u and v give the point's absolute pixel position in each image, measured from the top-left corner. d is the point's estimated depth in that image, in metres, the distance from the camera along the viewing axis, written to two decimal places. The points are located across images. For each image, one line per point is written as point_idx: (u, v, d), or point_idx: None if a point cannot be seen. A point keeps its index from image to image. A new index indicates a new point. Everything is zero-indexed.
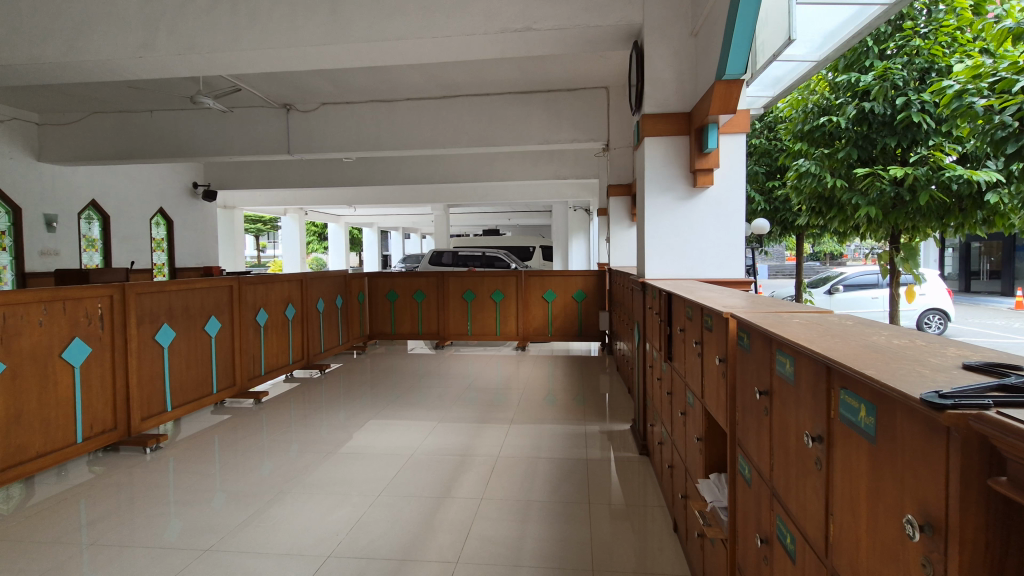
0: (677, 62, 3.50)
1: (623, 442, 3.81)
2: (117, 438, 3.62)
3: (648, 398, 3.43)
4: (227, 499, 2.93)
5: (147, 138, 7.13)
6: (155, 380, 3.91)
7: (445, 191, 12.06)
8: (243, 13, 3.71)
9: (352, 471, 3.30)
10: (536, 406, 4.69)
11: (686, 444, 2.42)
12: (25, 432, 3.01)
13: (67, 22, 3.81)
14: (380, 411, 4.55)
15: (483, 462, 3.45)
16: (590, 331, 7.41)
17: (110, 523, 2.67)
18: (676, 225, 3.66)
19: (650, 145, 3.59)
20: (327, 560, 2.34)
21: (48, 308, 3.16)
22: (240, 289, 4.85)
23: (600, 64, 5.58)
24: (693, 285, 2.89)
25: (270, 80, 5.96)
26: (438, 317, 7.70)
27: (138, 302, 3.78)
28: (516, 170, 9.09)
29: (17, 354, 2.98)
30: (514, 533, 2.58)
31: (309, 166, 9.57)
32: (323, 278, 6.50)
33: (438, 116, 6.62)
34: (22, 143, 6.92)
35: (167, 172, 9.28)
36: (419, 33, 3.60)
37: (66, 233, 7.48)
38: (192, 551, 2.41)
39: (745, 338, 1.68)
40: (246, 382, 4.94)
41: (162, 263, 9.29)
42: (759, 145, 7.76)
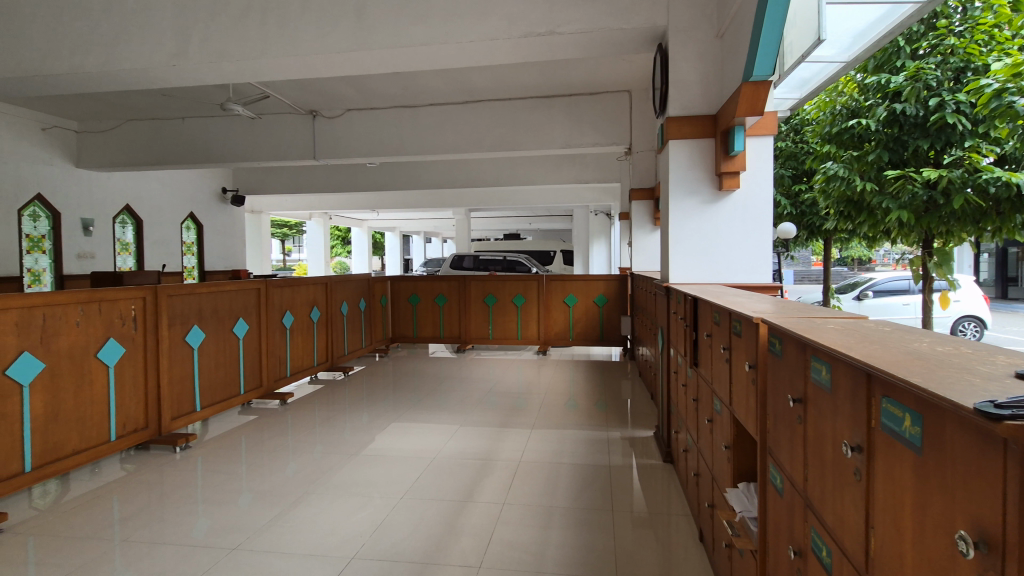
0: (701, 65, 3.46)
1: (645, 450, 3.76)
2: (148, 437, 3.70)
3: (673, 405, 3.38)
4: (253, 499, 2.97)
5: (179, 145, 7.34)
6: (185, 380, 4.00)
7: (466, 195, 12.13)
8: (272, 21, 3.79)
9: (374, 474, 3.32)
10: (557, 411, 4.66)
11: (713, 453, 2.37)
12: (62, 429, 3.11)
13: (103, 33, 3.94)
14: (402, 414, 4.58)
15: (505, 466, 3.43)
16: (612, 336, 7.35)
17: (140, 520, 2.73)
18: (702, 229, 3.60)
19: (674, 148, 3.54)
20: (351, 561, 2.36)
21: (84, 309, 3.26)
22: (267, 292, 4.94)
23: (622, 67, 5.54)
24: (720, 290, 2.83)
25: (297, 87, 6.08)
26: (460, 321, 7.70)
27: (170, 304, 3.87)
28: (538, 175, 9.08)
29: (55, 354, 3.08)
30: (537, 539, 2.56)
31: (334, 172, 9.73)
32: (348, 282, 6.57)
33: (461, 121, 6.68)
34: (62, 150, 7.19)
35: (198, 178, 9.53)
36: (442, 38, 3.63)
37: (101, 237, 7.73)
38: (220, 550, 2.45)
39: (777, 344, 1.64)
40: (272, 384, 5.02)
41: (192, 266, 9.54)
42: (786, 148, 7.62)
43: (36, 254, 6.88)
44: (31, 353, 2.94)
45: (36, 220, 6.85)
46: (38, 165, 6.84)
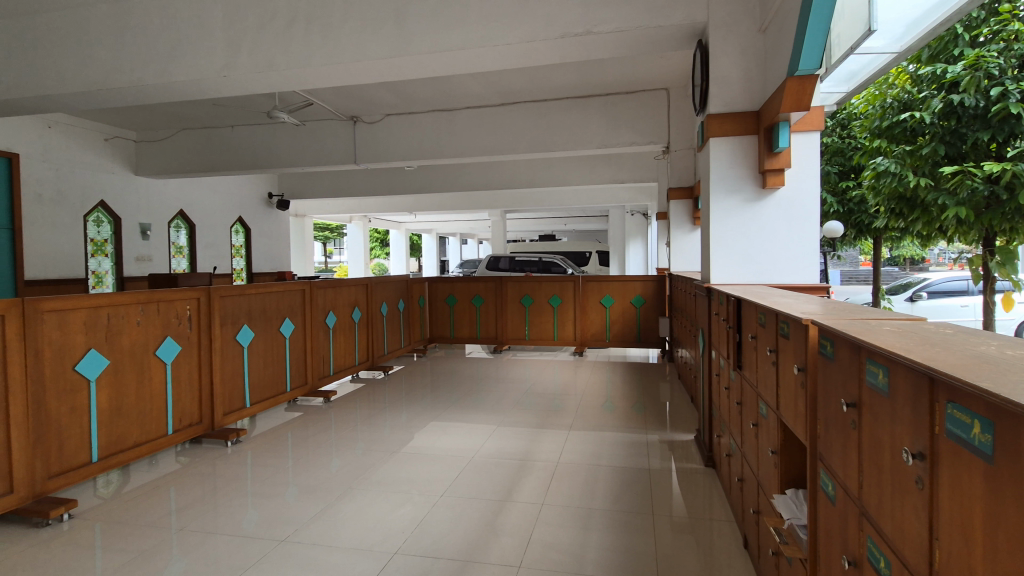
0: (743, 60, 3.38)
1: (686, 453, 3.68)
2: (203, 431, 3.88)
3: (715, 408, 3.31)
4: (299, 492, 3.08)
5: (229, 152, 7.66)
6: (235, 378, 4.17)
7: (502, 197, 12.19)
8: (316, 30, 3.91)
9: (414, 471, 3.38)
10: (594, 413, 4.62)
11: (758, 458, 2.30)
12: (125, 423, 3.30)
13: (159, 46, 4.14)
14: (441, 413, 4.64)
15: (543, 467, 3.43)
16: (650, 338, 7.25)
17: (196, 511, 2.86)
18: (745, 229, 3.51)
19: (715, 146, 3.46)
20: (393, 556, 2.40)
21: (144, 309, 3.44)
22: (311, 293, 5.11)
23: (660, 65, 5.46)
24: (765, 291, 2.77)
25: (338, 93, 6.26)
26: (496, 322, 7.74)
27: (221, 304, 4.04)
28: (573, 175, 9.05)
29: (118, 351, 3.26)
30: (576, 541, 2.55)
31: (374, 175, 9.96)
32: (387, 283, 6.70)
33: (497, 124, 6.73)
34: (123, 159, 7.62)
35: (246, 184, 9.92)
36: (480, 42, 3.67)
37: (157, 240, 8.15)
38: (270, 541, 2.54)
39: (828, 346, 1.58)
40: (317, 381, 5.18)
41: (240, 268, 9.95)
42: (832, 144, 7.35)
43: (100, 257, 7.31)
44: (97, 350, 3.13)
45: (99, 225, 7.29)
46: (101, 174, 7.27)
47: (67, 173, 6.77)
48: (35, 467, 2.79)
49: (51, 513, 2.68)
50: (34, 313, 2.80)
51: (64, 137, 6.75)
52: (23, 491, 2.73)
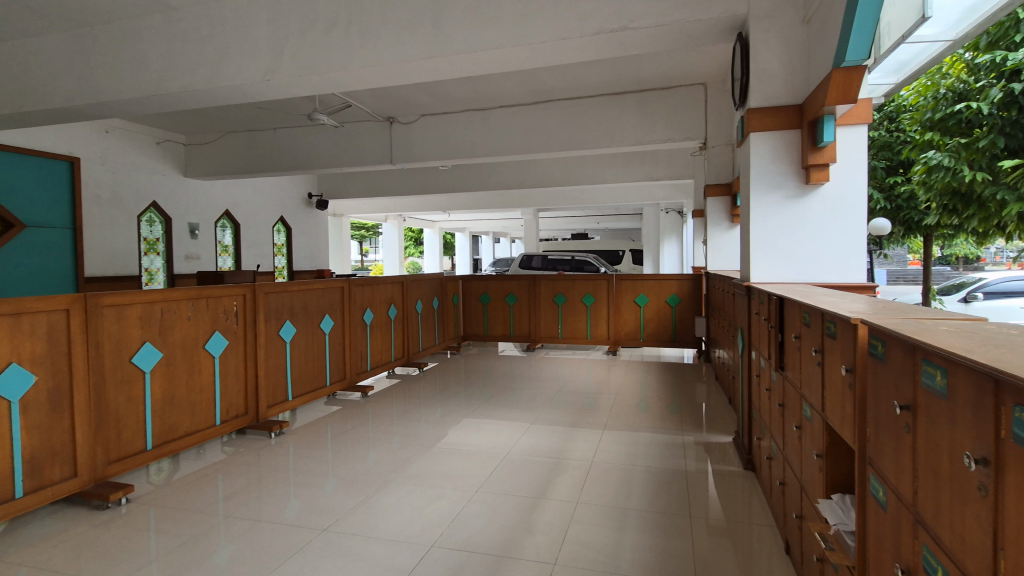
0: (786, 53, 3.29)
1: (723, 456, 3.61)
2: (248, 423, 4.03)
3: (754, 410, 3.23)
4: (339, 483, 3.16)
5: (271, 154, 7.91)
6: (279, 371, 4.32)
7: (535, 195, 12.18)
8: (355, 33, 4.00)
9: (449, 467, 3.42)
10: (628, 413, 4.58)
11: (802, 462, 2.24)
12: (177, 413, 3.46)
13: (207, 53, 4.30)
14: (474, 411, 4.66)
15: (578, 466, 3.42)
16: (685, 338, 7.13)
17: (242, 498, 2.97)
18: (787, 226, 3.41)
19: (755, 141, 3.37)
20: (431, 549, 2.45)
21: (194, 304, 3.60)
22: (349, 291, 5.23)
23: (698, 59, 5.36)
24: (810, 289, 2.68)
25: (376, 95, 6.38)
26: (530, 320, 7.75)
27: (266, 301, 4.19)
28: (607, 173, 8.96)
29: (171, 344, 3.42)
30: (611, 540, 2.53)
31: (409, 175, 10.11)
32: (422, 281, 6.79)
33: (531, 122, 6.72)
34: (173, 162, 7.96)
35: (287, 184, 10.23)
36: (515, 40, 3.67)
37: (205, 239, 8.50)
38: (312, 530, 2.62)
39: (879, 346, 1.53)
40: (354, 376, 5.30)
41: (282, 266, 10.27)
42: (878, 138, 7.07)
43: (152, 255, 7.67)
44: (152, 343, 3.29)
45: (151, 225, 7.65)
46: (153, 176, 7.62)
47: (122, 175, 7.13)
48: (96, 453, 2.95)
49: (111, 497, 2.84)
50: (95, 307, 2.96)
51: (119, 142, 7.10)
52: (85, 475, 2.90)
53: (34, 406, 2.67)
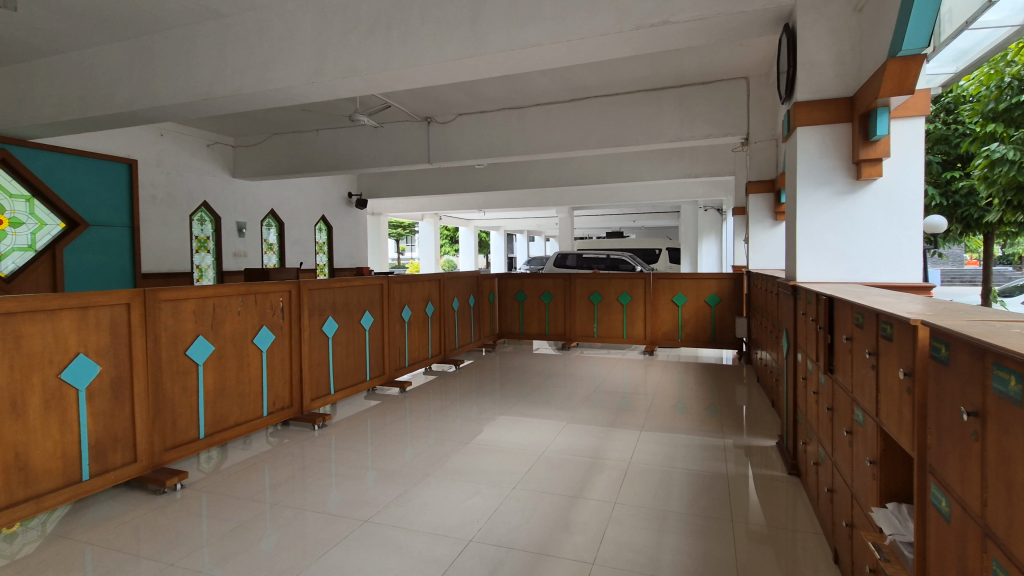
0: (836, 43, 3.16)
1: (765, 460, 3.51)
2: (292, 415, 4.16)
3: (800, 414, 3.13)
4: (379, 476, 3.23)
5: (313, 154, 8.14)
6: (321, 365, 4.44)
7: (569, 193, 12.12)
8: (396, 34, 4.06)
9: (486, 463, 3.45)
10: (666, 414, 4.51)
11: (853, 468, 2.16)
12: (227, 404, 3.61)
13: (255, 58, 4.45)
14: (510, 408, 4.68)
15: (615, 466, 3.39)
16: (725, 338, 6.96)
17: (288, 488, 3.08)
18: (836, 223, 3.29)
19: (803, 136, 3.25)
20: (469, 543, 2.47)
21: (244, 300, 3.74)
22: (388, 288, 5.33)
23: (741, 52, 5.22)
24: (864, 290, 2.56)
25: (414, 95, 6.47)
26: (565, 319, 7.73)
27: (310, 297, 4.31)
28: (644, 170, 8.83)
29: (222, 338, 3.57)
30: (651, 542, 2.50)
31: (446, 174, 10.22)
32: (458, 278, 6.86)
33: (567, 119, 6.67)
34: (222, 163, 8.29)
35: (328, 184, 10.50)
36: (553, 37, 3.66)
37: (251, 238, 8.81)
38: (354, 521, 2.68)
39: (942, 349, 1.45)
40: (393, 372, 5.40)
41: (323, 264, 10.55)
42: (935, 131, 6.73)
43: (202, 252, 8.00)
44: (205, 337, 3.44)
45: (202, 224, 7.99)
46: (204, 177, 7.95)
47: (175, 176, 7.46)
48: (153, 440, 3.11)
49: (166, 482, 2.99)
50: (154, 302, 3.12)
51: (172, 145, 7.45)
52: (144, 461, 3.06)
53: (99, 394, 2.84)
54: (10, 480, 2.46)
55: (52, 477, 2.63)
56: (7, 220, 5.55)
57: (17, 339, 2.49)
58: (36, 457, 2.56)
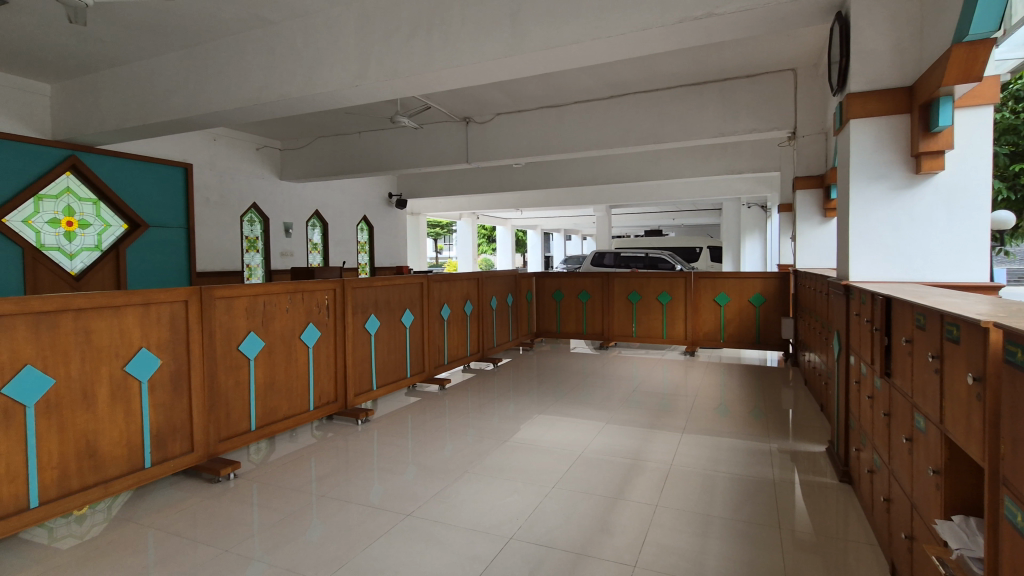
0: (894, 30, 3.01)
1: (813, 466, 3.38)
2: (337, 409, 4.28)
3: (852, 419, 3.01)
4: (420, 471, 3.29)
5: (356, 156, 8.34)
6: (364, 362, 4.55)
7: (608, 191, 11.98)
8: (436, 36, 4.11)
9: (526, 462, 3.46)
10: (708, 416, 4.40)
11: (913, 477, 2.05)
12: (276, 398, 3.75)
13: (301, 63, 4.59)
14: (548, 407, 4.68)
15: (656, 468, 3.34)
16: (771, 339, 6.73)
17: (333, 480, 3.17)
18: (894, 220, 3.13)
19: (856, 128, 3.11)
20: (510, 540, 2.49)
21: (291, 298, 3.87)
22: (428, 287, 5.42)
23: (788, 44, 5.04)
24: (926, 290, 2.43)
25: (453, 96, 6.54)
26: (604, 318, 7.65)
27: (354, 295, 4.42)
28: (685, 167, 8.65)
29: (272, 334, 3.71)
30: (695, 546, 2.45)
31: (484, 174, 10.29)
32: (496, 277, 6.90)
33: (606, 116, 6.60)
34: (271, 166, 8.60)
35: (370, 185, 10.75)
36: (593, 34, 3.62)
37: (298, 238, 9.11)
38: (397, 514, 2.74)
39: (1017, 352, 1.36)
40: (433, 369, 5.48)
41: (365, 263, 10.80)
42: (1002, 121, 6.31)
43: (252, 252, 8.32)
44: (256, 333, 3.58)
45: (252, 224, 8.31)
46: (253, 179, 8.27)
47: (227, 179, 7.80)
48: (209, 431, 3.26)
49: (221, 472, 3.13)
50: (209, 299, 3.27)
51: (224, 149, 7.78)
52: (201, 450, 3.21)
53: (159, 386, 3.00)
54: (82, 466, 2.63)
55: (118, 464, 2.79)
56: (77, 222, 5.97)
57: (86, 333, 2.65)
58: (105, 444, 2.73)
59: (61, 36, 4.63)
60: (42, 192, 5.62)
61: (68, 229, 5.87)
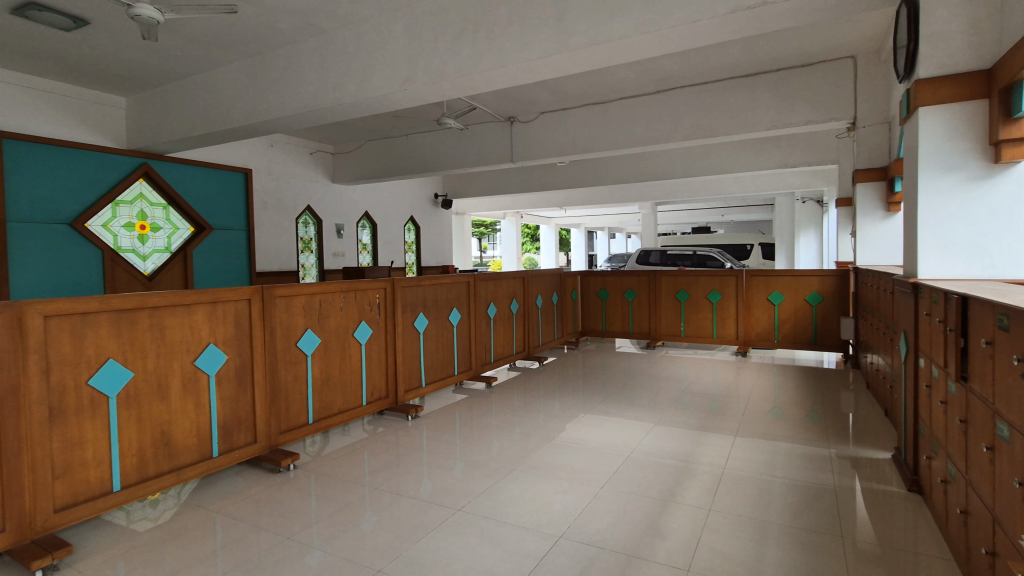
0: (970, 10, 2.81)
1: (876, 473, 3.21)
2: (388, 405, 4.40)
3: (922, 424, 2.85)
4: (470, 468, 3.33)
5: (403, 158, 8.53)
6: (413, 359, 4.65)
7: (654, 188, 11.76)
8: (482, 38, 4.15)
9: (574, 461, 3.45)
10: (763, 419, 4.26)
11: (994, 487, 1.92)
12: (332, 393, 3.89)
13: (352, 69, 4.74)
14: (596, 406, 4.65)
15: (708, 472, 3.26)
16: (828, 339, 6.44)
17: (386, 474, 3.26)
18: (969, 213, 2.93)
19: (926, 117, 2.94)
20: (559, 539, 2.49)
21: (345, 296, 4.00)
22: (475, 285, 5.48)
23: (848, 29, 4.80)
24: (1008, 288, 2.26)
25: (498, 96, 6.59)
26: (650, 317, 7.52)
27: (403, 294, 4.53)
28: (736, 162, 8.39)
29: (328, 331, 3.85)
30: (752, 553, 2.38)
31: (528, 173, 10.31)
32: (542, 276, 6.90)
33: (653, 111, 6.48)
34: (323, 170, 8.91)
35: (416, 186, 10.97)
36: (642, 29, 3.56)
37: (349, 238, 9.41)
38: (448, 509, 2.79)
39: None
40: (479, 367, 5.54)
41: (412, 262, 11.04)
42: None
43: (307, 253, 8.66)
44: (313, 331, 3.73)
45: (306, 226, 8.64)
46: (307, 182, 8.60)
47: (283, 183, 8.14)
48: (270, 424, 3.43)
49: (282, 462, 3.27)
50: (270, 298, 3.43)
51: (281, 154, 8.13)
52: (263, 442, 3.38)
53: (226, 379, 3.17)
54: (158, 454, 2.82)
55: (190, 452, 2.97)
56: (149, 226, 6.39)
57: (161, 329, 2.84)
58: (178, 433, 2.91)
59: (135, 52, 4.95)
60: (119, 198, 6.05)
61: (141, 232, 6.29)
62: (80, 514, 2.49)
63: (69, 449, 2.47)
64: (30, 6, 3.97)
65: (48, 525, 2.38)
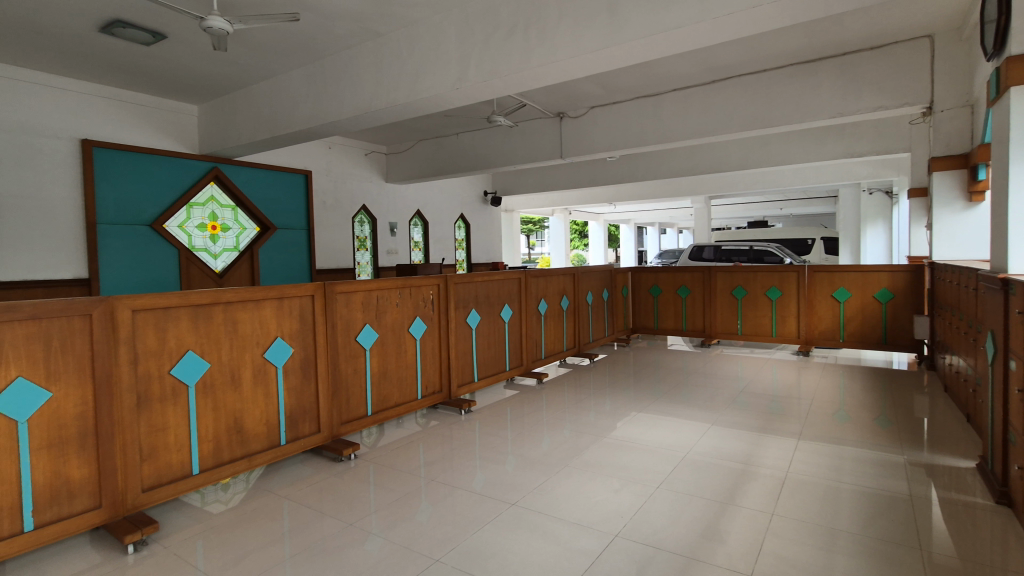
0: None
1: (957, 482, 3.00)
2: (441, 399, 4.49)
3: (1012, 432, 2.64)
4: (524, 463, 3.35)
5: (453, 157, 8.67)
6: (465, 354, 4.72)
7: (708, 182, 11.41)
8: (533, 34, 4.15)
9: (629, 459, 3.42)
10: (828, 422, 4.06)
11: None
12: (389, 386, 4.00)
13: (406, 70, 4.85)
14: (649, 405, 4.57)
15: (770, 475, 3.14)
16: (900, 339, 6.05)
17: (441, 466, 3.33)
18: None
19: (1018, 98, 2.70)
20: (614, 539, 2.46)
21: (401, 292, 4.11)
22: (525, 282, 5.50)
23: (924, 7, 4.47)
24: None
25: (548, 92, 6.56)
26: (705, 314, 7.31)
27: (455, 290, 4.61)
28: (797, 152, 8.01)
29: (385, 327, 3.97)
30: (819, 561, 2.27)
31: (577, 169, 10.24)
32: (592, 272, 6.83)
33: (708, 102, 6.28)
34: (377, 170, 9.16)
35: (466, 184, 11.11)
36: (698, 17, 3.45)
37: (402, 236, 9.64)
38: (503, 502, 2.82)
39: None
40: (530, 363, 5.56)
41: (462, 259, 11.20)
42: None
43: (362, 251, 8.94)
44: (371, 325, 3.85)
45: (361, 225, 8.92)
46: (362, 183, 8.87)
47: (340, 184, 8.43)
48: (332, 414, 3.57)
49: (344, 452, 3.41)
50: (331, 293, 3.56)
51: (338, 156, 8.42)
52: (326, 431, 3.53)
53: (292, 371, 3.33)
54: (232, 440, 3.00)
55: (260, 440, 3.14)
56: (220, 226, 6.77)
57: (234, 323, 3.01)
58: (249, 421, 3.09)
59: (206, 62, 5.26)
60: (192, 201, 6.46)
61: (212, 233, 6.68)
62: (165, 494, 2.69)
63: (154, 434, 2.66)
64: (116, 24, 4.31)
65: (138, 502, 2.59)
